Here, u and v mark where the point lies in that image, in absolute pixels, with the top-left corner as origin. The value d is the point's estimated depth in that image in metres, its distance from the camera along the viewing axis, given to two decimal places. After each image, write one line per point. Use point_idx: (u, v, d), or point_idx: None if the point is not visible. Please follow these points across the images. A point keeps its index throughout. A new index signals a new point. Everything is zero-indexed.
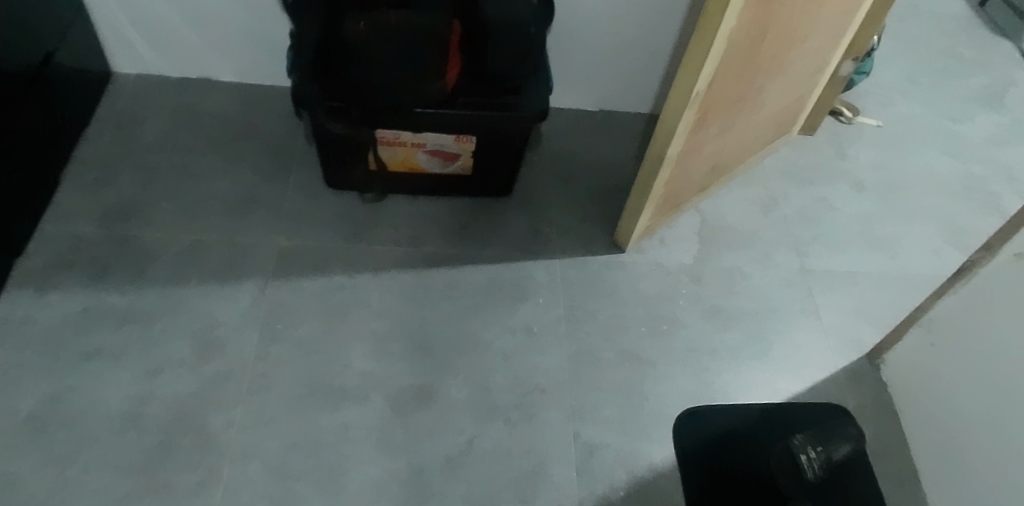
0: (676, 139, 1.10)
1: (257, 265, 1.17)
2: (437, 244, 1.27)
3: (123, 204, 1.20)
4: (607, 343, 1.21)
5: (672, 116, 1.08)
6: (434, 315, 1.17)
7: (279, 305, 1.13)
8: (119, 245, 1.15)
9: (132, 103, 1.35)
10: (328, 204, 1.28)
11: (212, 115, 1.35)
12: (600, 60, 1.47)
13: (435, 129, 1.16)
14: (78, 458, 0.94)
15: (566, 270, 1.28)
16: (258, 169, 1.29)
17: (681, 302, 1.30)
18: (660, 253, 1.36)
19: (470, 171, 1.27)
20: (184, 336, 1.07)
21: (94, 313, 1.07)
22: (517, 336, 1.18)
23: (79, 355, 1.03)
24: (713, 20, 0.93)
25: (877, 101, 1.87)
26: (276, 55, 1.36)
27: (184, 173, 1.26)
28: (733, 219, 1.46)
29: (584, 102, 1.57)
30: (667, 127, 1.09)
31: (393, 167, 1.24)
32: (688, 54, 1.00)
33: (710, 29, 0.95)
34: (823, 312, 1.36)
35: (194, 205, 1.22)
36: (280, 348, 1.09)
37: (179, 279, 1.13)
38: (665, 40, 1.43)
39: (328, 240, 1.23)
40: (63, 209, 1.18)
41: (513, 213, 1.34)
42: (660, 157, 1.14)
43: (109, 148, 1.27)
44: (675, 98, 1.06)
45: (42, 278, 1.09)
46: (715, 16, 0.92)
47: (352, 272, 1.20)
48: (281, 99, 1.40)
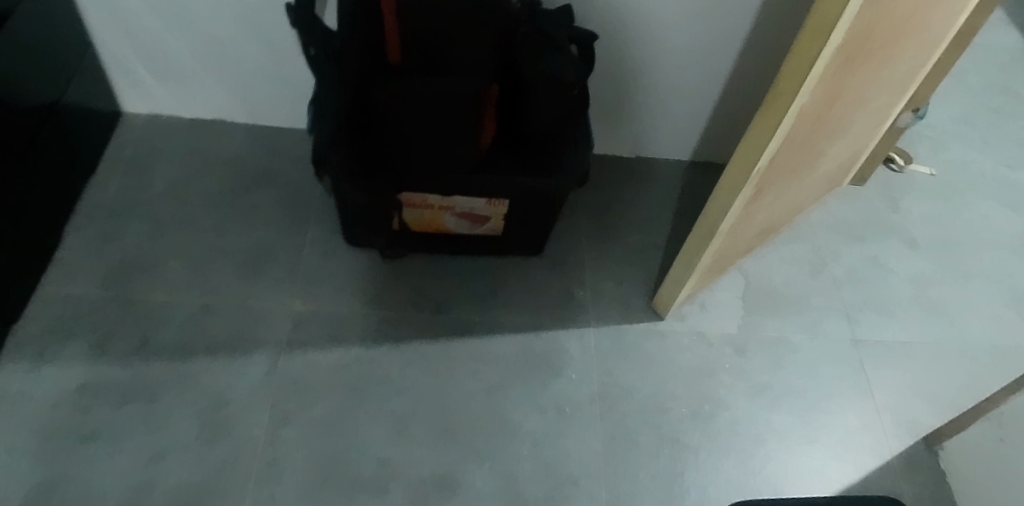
0: (729, 216, 1.01)
1: (270, 333, 1.09)
2: (464, 310, 1.17)
3: (130, 263, 1.12)
4: (645, 426, 1.12)
5: (727, 190, 0.98)
6: (459, 393, 1.08)
7: (292, 380, 1.05)
8: (125, 311, 1.07)
9: (142, 148, 1.27)
10: (347, 264, 1.19)
11: (227, 161, 1.27)
12: (641, 107, 1.37)
13: (465, 193, 1.07)
14: None
15: (601, 341, 1.19)
16: (273, 222, 1.20)
17: (723, 378, 1.20)
18: (702, 321, 1.26)
19: (501, 232, 1.18)
20: (189, 416, 0.99)
21: (95, 389, 1.00)
22: (549, 418, 1.09)
23: (77, 437, 0.95)
24: (779, 98, 0.83)
25: (930, 145, 1.75)
26: (295, 98, 1.27)
27: (194, 227, 1.18)
28: (778, 282, 1.36)
29: (622, 148, 1.46)
30: (721, 201, 1.00)
31: (419, 228, 1.15)
32: (751, 131, 0.90)
33: (777, 106, 0.84)
34: (877, 390, 1.25)
35: (204, 264, 1.14)
36: (293, 430, 1.01)
37: (188, 350, 1.05)
38: (712, 88, 1.33)
39: (345, 305, 1.14)
40: (65, 268, 1.10)
41: (544, 274, 1.25)
42: (711, 231, 1.04)
43: (117, 198, 1.19)
44: (731, 173, 0.97)
45: (40, 347, 1.02)
46: (786, 92, 0.82)
47: (372, 342, 1.11)
48: (300, 144, 1.32)
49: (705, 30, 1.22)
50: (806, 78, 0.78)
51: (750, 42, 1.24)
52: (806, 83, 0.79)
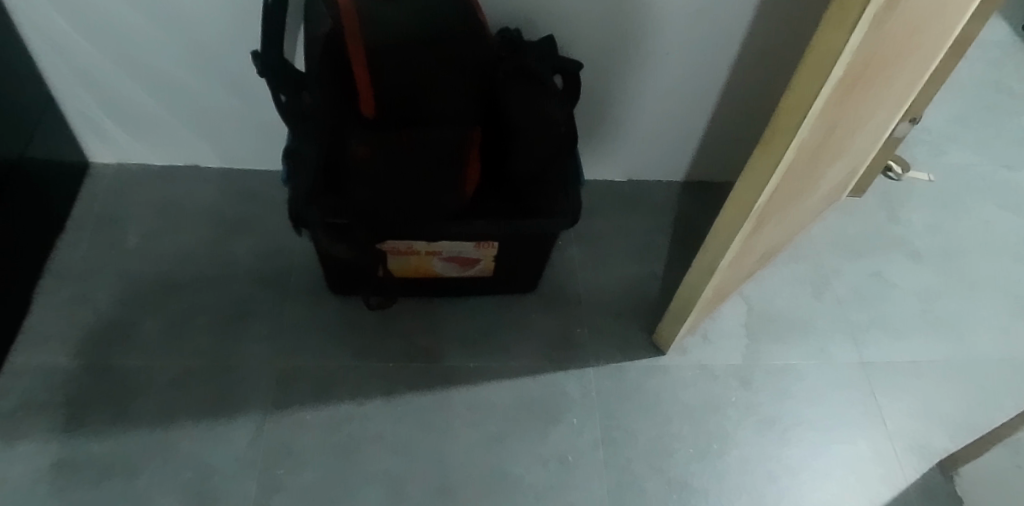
0: (730, 251, 0.97)
1: (254, 394, 1.03)
2: (457, 357, 1.13)
3: (104, 326, 1.07)
4: (651, 470, 1.07)
5: (728, 225, 0.94)
6: (455, 448, 1.04)
7: (280, 444, 1.00)
8: (100, 378, 1.02)
9: (114, 200, 1.21)
10: (332, 314, 1.13)
11: (203, 210, 1.22)
12: (631, 133, 1.32)
13: (452, 238, 1.02)
14: None
15: (601, 381, 1.14)
16: (254, 274, 1.15)
17: (729, 413, 1.16)
18: (704, 353, 1.23)
19: (492, 272, 1.13)
20: (172, 490, 0.94)
21: (71, 466, 0.94)
22: (551, 468, 1.04)
23: None
24: (779, 136, 0.79)
25: (928, 147, 1.70)
26: (270, 141, 1.22)
27: (171, 283, 1.12)
28: (780, 306, 1.33)
29: (614, 173, 1.41)
30: (723, 236, 0.96)
31: (405, 275, 1.10)
32: (750, 166, 0.86)
33: (776, 141, 0.80)
34: (888, 416, 1.20)
35: (183, 323, 1.08)
36: (282, 497, 0.95)
37: (168, 416, 1.00)
38: (701, 109, 1.28)
39: (333, 358, 1.09)
40: (34, 334, 1.05)
41: (539, 313, 1.20)
42: (713, 265, 1.00)
43: (88, 257, 1.14)
44: (731, 208, 0.92)
45: (10, 424, 0.97)
46: (785, 128, 0.77)
47: (361, 398, 1.06)
48: (277, 187, 1.26)
49: (691, 51, 1.17)
50: (807, 114, 0.74)
51: (739, 61, 1.19)
52: (805, 120, 0.75)
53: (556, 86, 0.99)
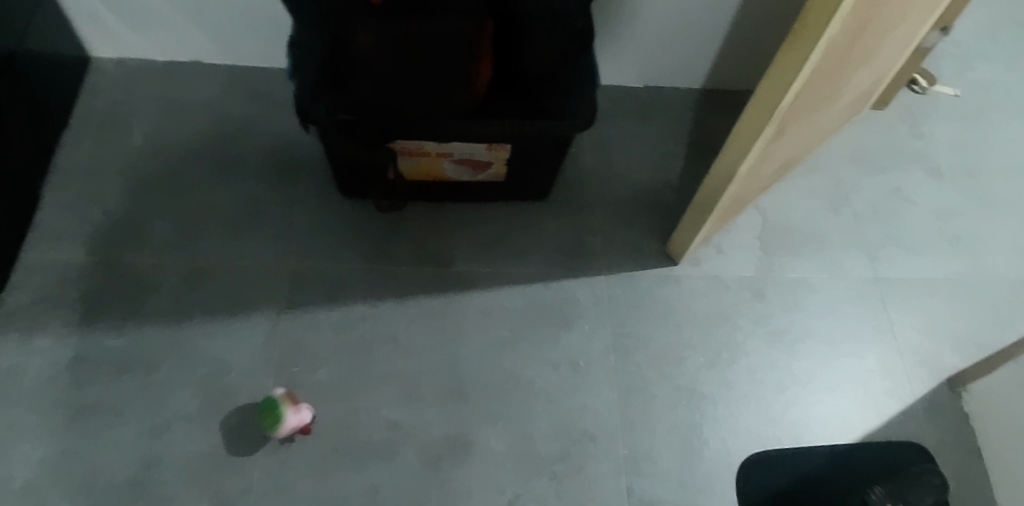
0: (748, 160, 0.95)
1: (267, 293, 1.03)
2: (469, 261, 1.12)
3: (114, 223, 1.05)
4: (660, 376, 1.09)
5: (750, 130, 0.91)
6: (469, 350, 1.05)
7: (294, 342, 1.01)
8: (112, 276, 1.01)
9: (116, 96, 1.16)
10: (343, 216, 1.11)
11: (208, 108, 1.17)
12: (652, 36, 1.25)
13: (464, 138, 0.99)
14: None
15: (613, 289, 1.14)
16: (262, 173, 1.13)
17: (741, 324, 1.16)
18: (717, 263, 1.22)
19: (503, 178, 1.11)
20: (191, 385, 0.96)
21: (90, 360, 0.96)
22: (561, 372, 1.06)
23: (76, 412, 0.93)
24: (806, 35, 0.74)
25: (959, 60, 1.62)
26: (275, 36, 1.15)
27: (178, 182, 1.10)
28: (796, 220, 1.30)
29: (631, 77, 1.35)
30: (743, 142, 0.93)
31: (415, 178, 1.08)
32: (771, 69, 0.82)
33: (802, 42, 0.75)
34: (899, 330, 1.21)
35: (193, 222, 1.07)
36: (299, 394, 0.97)
37: (183, 313, 1.00)
38: (723, 10, 1.21)
39: (344, 260, 1.08)
40: (44, 232, 1.04)
41: (551, 219, 1.18)
42: (731, 170, 0.98)
43: (94, 153, 1.11)
44: (751, 114, 0.89)
45: (29, 319, 0.97)
46: (811, 27, 0.72)
47: (374, 299, 1.06)
48: (283, 85, 1.21)
49: None
50: (830, 21, 0.69)
51: None
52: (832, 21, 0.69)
53: None
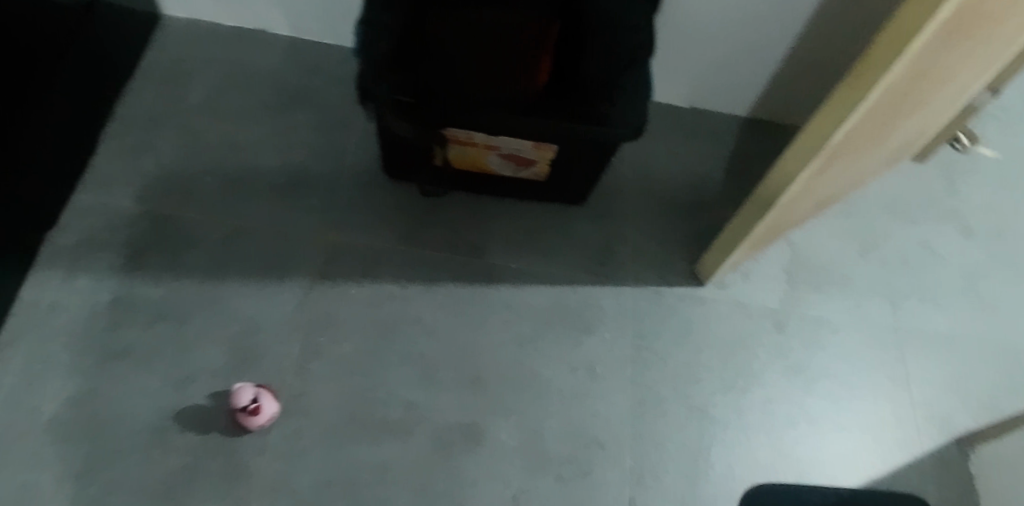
0: (791, 191, 0.96)
1: (303, 262, 1.06)
2: (501, 256, 1.13)
3: (164, 176, 1.08)
4: (674, 394, 1.10)
5: (796, 162, 0.92)
6: (491, 343, 1.06)
7: (324, 312, 1.03)
8: (157, 227, 1.04)
9: (181, 55, 1.19)
10: (385, 196, 1.13)
11: (267, 75, 1.20)
12: (708, 62, 1.26)
13: (514, 134, 1.00)
14: (101, 476, 0.89)
15: (638, 302, 1.15)
16: (312, 146, 1.15)
17: (760, 353, 1.17)
18: (743, 290, 1.23)
19: (544, 177, 1.12)
20: (220, 342, 0.98)
21: (126, 305, 0.98)
22: (578, 377, 1.07)
23: (107, 354, 0.95)
24: (866, 76, 0.73)
25: (1006, 123, 1.62)
26: (341, 15, 1.17)
27: (230, 144, 1.13)
28: (826, 259, 1.31)
29: (680, 99, 1.35)
30: (788, 173, 0.94)
31: (460, 166, 1.09)
32: (825, 106, 0.83)
33: (862, 83, 0.74)
34: (915, 382, 1.21)
35: (240, 183, 1.10)
36: (322, 364, 0.99)
37: (220, 271, 1.03)
38: (784, 42, 1.20)
39: (380, 240, 1.10)
40: (97, 175, 1.07)
41: (586, 225, 1.20)
42: (772, 199, 0.99)
43: (153, 105, 1.14)
44: (800, 145, 0.90)
45: (74, 257, 1.00)
46: (872, 70, 0.72)
47: (405, 281, 1.07)
48: (342, 63, 1.23)
49: None
50: (888, 70, 0.69)
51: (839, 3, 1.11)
52: (893, 67, 0.69)
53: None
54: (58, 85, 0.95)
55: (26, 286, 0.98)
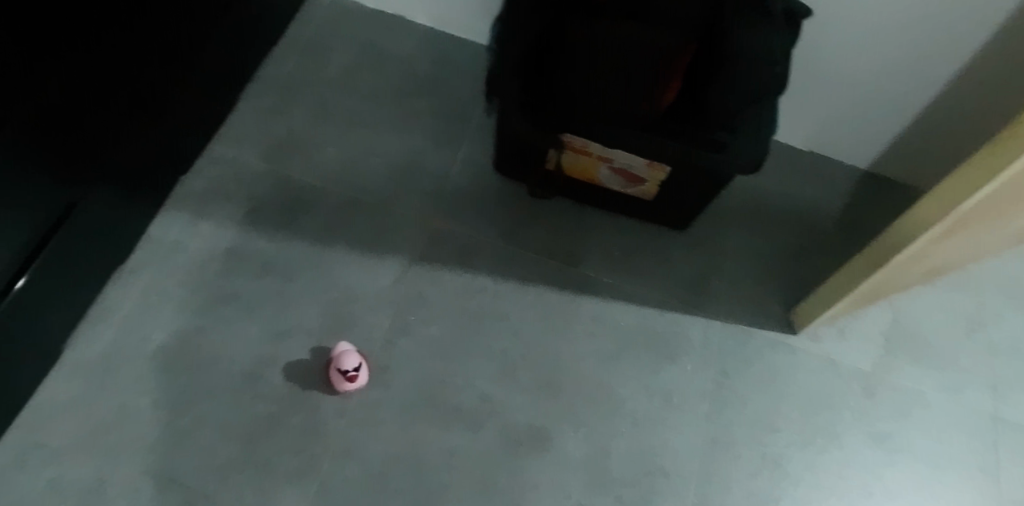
0: (908, 250, 0.91)
1: (404, 242, 1.09)
2: (595, 268, 1.13)
3: (292, 141, 1.14)
4: (749, 438, 1.07)
5: (916, 223, 0.87)
6: (572, 352, 1.06)
7: (417, 293, 1.05)
8: (278, 187, 1.10)
9: (324, 29, 1.25)
10: (491, 191, 1.16)
11: (399, 60, 1.24)
12: (837, 106, 1.21)
13: (629, 150, 1.00)
14: (193, 409, 0.94)
15: (726, 339, 1.13)
16: (429, 132, 1.19)
17: (845, 414, 1.12)
18: (836, 346, 1.17)
19: (651, 197, 1.12)
20: (318, 304, 1.03)
21: (240, 254, 1.04)
22: (654, 402, 1.05)
23: (216, 297, 1.01)
24: (1006, 147, 0.69)
25: None
26: (479, 12, 1.20)
27: (355, 120, 1.18)
28: (928, 331, 1.22)
29: (798, 141, 1.30)
30: (907, 233, 0.89)
31: (570, 172, 1.11)
32: (961, 171, 0.77)
33: (999, 154, 0.70)
34: (1011, 477, 1.12)
35: (358, 158, 1.14)
36: (409, 342, 1.02)
37: (328, 238, 1.07)
38: (925, 93, 1.13)
39: (480, 232, 1.12)
40: (233, 131, 1.14)
41: (684, 252, 1.18)
42: (884, 257, 0.95)
43: (292, 73, 1.21)
44: (926, 204, 0.85)
45: (201, 203, 1.07)
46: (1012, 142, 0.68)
47: (498, 276, 1.09)
48: (471, 57, 1.27)
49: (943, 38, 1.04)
50: None
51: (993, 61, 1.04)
52: None
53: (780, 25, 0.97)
54: (218, 40, 1.01)
55: (155, 222, 1.05)
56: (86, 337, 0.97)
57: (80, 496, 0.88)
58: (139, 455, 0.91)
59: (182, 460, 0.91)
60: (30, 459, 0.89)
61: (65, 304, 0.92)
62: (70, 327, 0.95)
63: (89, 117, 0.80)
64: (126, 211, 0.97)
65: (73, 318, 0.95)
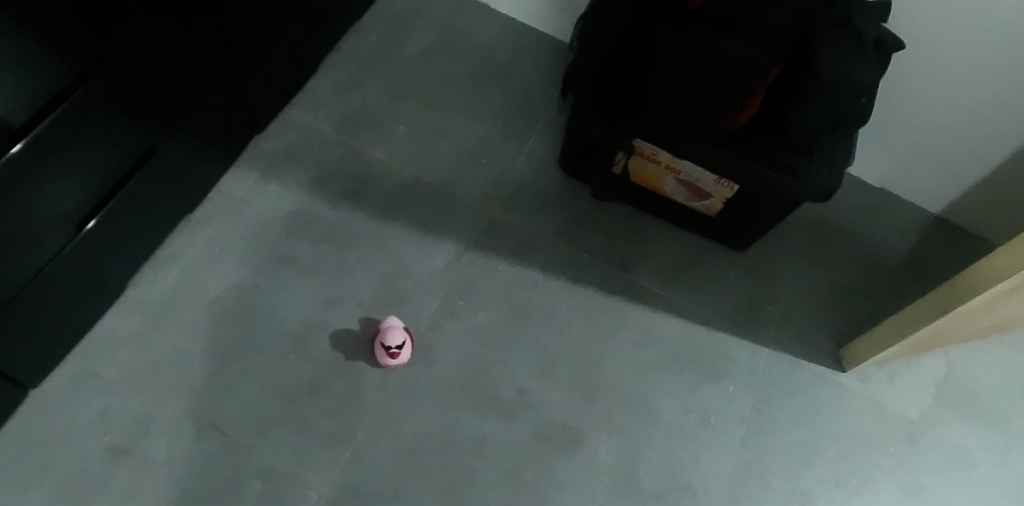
0: (979, 298, 0.87)
1: (462, 227, 1.10)
2: (647, 277, 1.13)
3: (366, 115, 1.17)
4: (783, 469, 1.03)
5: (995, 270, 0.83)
6: (615, 358, 1.05)
7: (468, 279, 1.06)
8: (347, 158, 1.13)
9: (410, 9, 1.27)
10: (553, 188, 1.16)
11: (479, 48, 1.26)
12: (915, 145, 1.17)
13: (699, 163, 1.00)
14: (241, 361, 0.97)
15: (771, 366, 1.10)
16: (499, 122, 1.20)
17: (882, 461, 1.06)
18: (881, 390, 1.11)
19: (714, 214, 1.10)
20: (372, 276, 1.05)
21: (304, 218, 1.07)
22: (690, 420, 1.04)
23: (276, 257, 1.04)
24: None
25: None
26: (564, 8, 1.21)
27: (428, 102, 1.20)
28: (981, 389, 1.13)
29: (871, 176, 1.27)
30: (981, 280, 0.86)
31: (636, 179, 1.10)
32: None
33: None
34: None
35: (427, 140, 1.16)
36: (455, 325, 1.03)
37: (389, 213, 1.09)
38: (1010, 144, 1.08)
39: (537, 226, 1.12)
40: (311, 98, 1.17)
41: (739, 273, 1.16)
42: (950, 303, 0.90)
43: (373, 48, 1.23)
44: (1010, 252, 0.81)
45: (272, 164, 1.10)
46: None
47: (549, 273, 1.09)
48: (549, 53, 1.27)
49: None
50: None
51: None
52: None
53: (873, 53, 0.91)
54: (308, 8, 1.04)
55: (226, 177, 1.09)
56: (150, 278, 1.00)
57: (126, 428, 0.91)
58: (183, 399, 0.93)
59: (226, 408, 0.94)
60: (84, 387, 0.93)
61: (134, 243, 0.95)
62: (136, 266, 0.99)
63: (165, 69, 0.81)
64: (201, 162, 1.00)
65: (140, 257, 0.99)
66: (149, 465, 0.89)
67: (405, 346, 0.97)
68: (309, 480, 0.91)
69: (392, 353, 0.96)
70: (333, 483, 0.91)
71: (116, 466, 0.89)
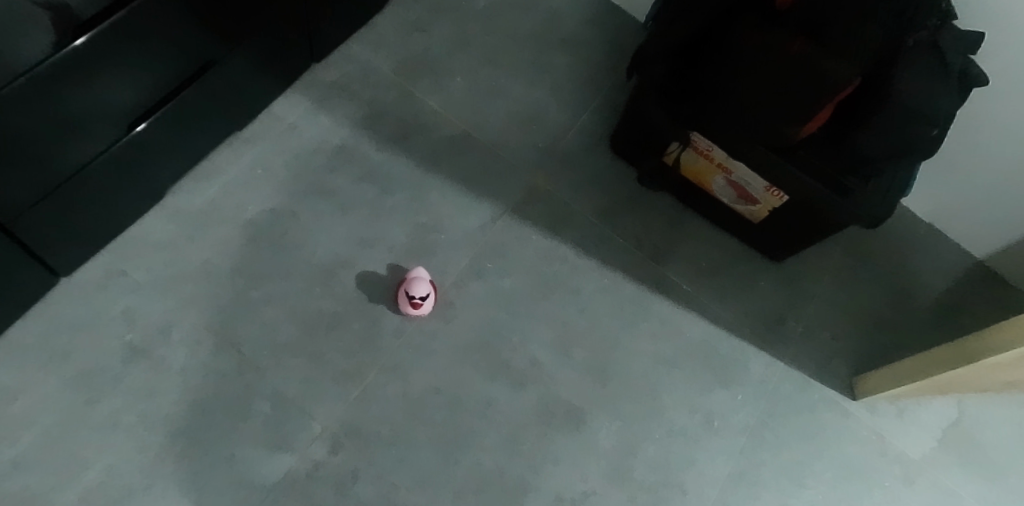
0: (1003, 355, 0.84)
1: (503, 190, 1.10)
2: (677, 272, 1.12)
3: (425, 61, 1.16)
4: (777, 484, 1.03)
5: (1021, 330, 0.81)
6: (630, 346, 1.05)
7: (500, 242, 1.06)
8: (400, 101, 1.12)
9: None
10: (599, 166, 1.15)
11: (549, 11, 1.24)
12: (972, 188, 1.14)
13: (753, 167, 0.97)
14: (267, 285, 0.98)
15: (784, 382, 1.10)
16: (556, 90, 1.18)
17: (877, 494, 1.05)
18: (889, 425, 1.10)
19: (757, 220, 1.09)
20: (407, 223, 1.05)
21: (348, 155, 1.07)
22: (693, 419, 1.04)
23: (315, 188, 1.04)
24: None
25: None
26: None
27: (490, 57, 1.18)
28: (988, 441, 1.11)
29: (922, 209, 1.24)
30: (1007, 336, 0.83)
31: (685, 172, 1.08)
32: None
33: None
34: None
35: (482, 97, 1.15)
36: (479, 286, 1.03)
37: (433, 164, 1.09)
38: None
39: (577, 203, 1.12)
40: (374, 34, 1.16)
41: (770, 283, 1.15)
42: (974, 354, 0.88)
43: None
44: None
45: (325, 95, 1.10)
46: None
47: (581, 250, 1.09)
48: (620, 28, 1.25)
49: None
50: None
51: None
52: None
53: (953, 83, 0.86)
54: None
55: (279, 100, 1.08)
56: (190, 188, 1.01)
57: (148, 331, 0.93)
58: (206, 313, 0.95)
59: (246, 328, 0.95)
60: (113, 283, 0.94)
61: (180, 152, 0.96)
62: (178, 175, 1.00)
63: None
64: (256, 82, 1.00)
65: (184, 166, 0.99)
66: (163, 369, 0.91)
67: (429, 298, 0.98)
68: (315, 412, 0.93)
69: (416, 303, 0.97)
70: (337, 419, 0.93)
71: (135, 365, 0.91)
